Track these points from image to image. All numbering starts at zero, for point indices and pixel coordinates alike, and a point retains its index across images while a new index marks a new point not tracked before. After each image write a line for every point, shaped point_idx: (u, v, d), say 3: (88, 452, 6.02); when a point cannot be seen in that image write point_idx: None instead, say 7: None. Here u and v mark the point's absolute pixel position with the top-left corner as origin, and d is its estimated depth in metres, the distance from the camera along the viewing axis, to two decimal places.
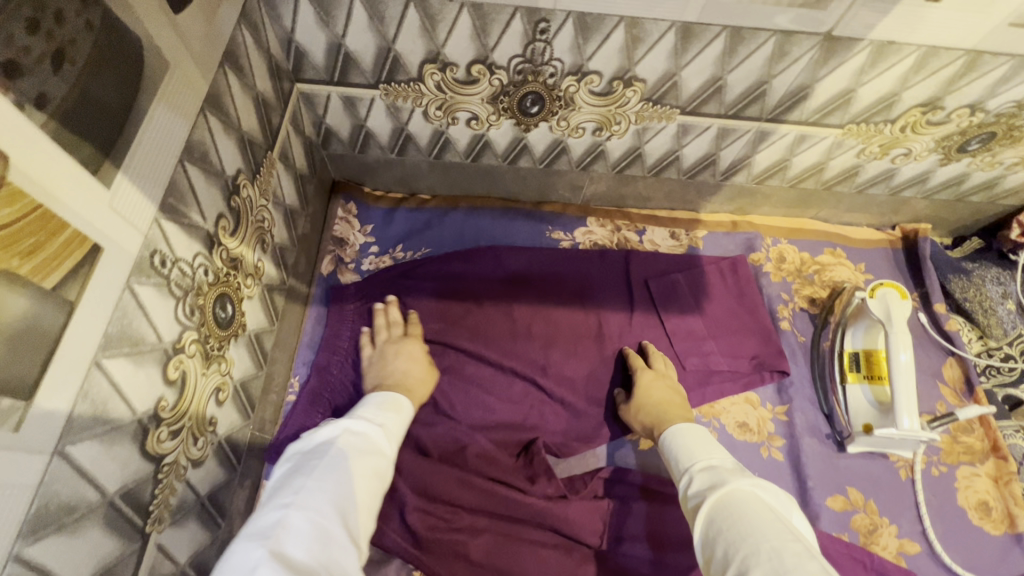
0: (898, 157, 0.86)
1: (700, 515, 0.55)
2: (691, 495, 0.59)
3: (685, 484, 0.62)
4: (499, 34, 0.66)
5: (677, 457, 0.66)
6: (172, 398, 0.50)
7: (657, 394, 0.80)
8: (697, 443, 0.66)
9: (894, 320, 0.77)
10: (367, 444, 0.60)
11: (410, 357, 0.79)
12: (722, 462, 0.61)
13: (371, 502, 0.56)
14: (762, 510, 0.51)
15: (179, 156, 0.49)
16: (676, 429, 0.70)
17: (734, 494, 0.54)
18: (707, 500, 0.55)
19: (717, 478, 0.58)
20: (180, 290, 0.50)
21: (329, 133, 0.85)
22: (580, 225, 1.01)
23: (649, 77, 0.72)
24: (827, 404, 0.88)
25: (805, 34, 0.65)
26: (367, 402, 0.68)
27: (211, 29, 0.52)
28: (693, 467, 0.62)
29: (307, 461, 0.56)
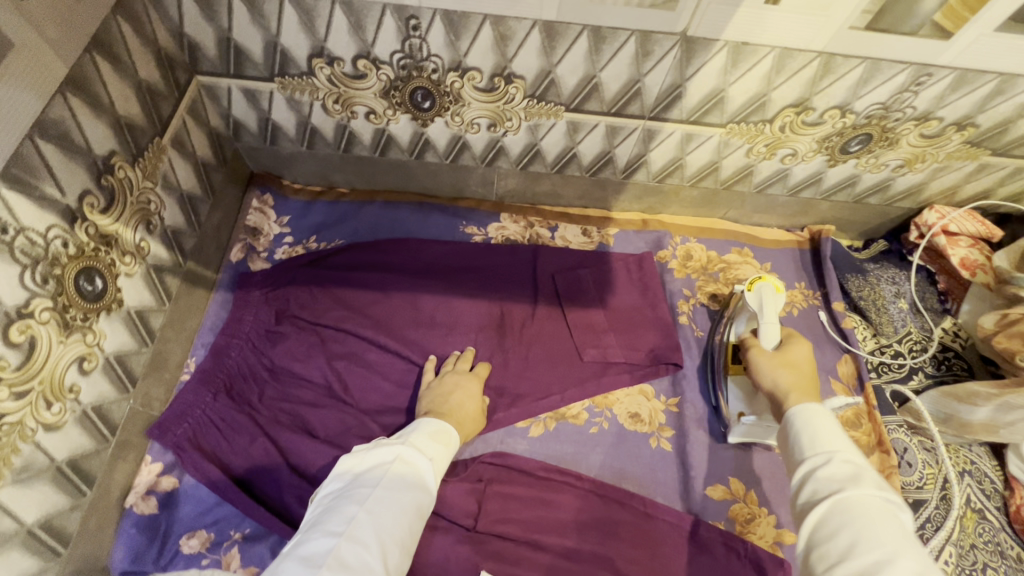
0: (786, 157, 0.89)
1: (831, 508, 0.51)
2: (820, 481, 0.53)
3: (814, 462, 0.55)
4: (375, 30, 0.70)
5: (809, 430, 0.58)
6: (15, 359, 0.53)
7: (801, 354, 0.69)
8: (836, 429, 0.58)
9: (765, 312, 0.76)
10: (413, 477, 0.64)
11: (468, 393, 0.82)
12: (866, 465, 0.54)
13: (409, 537, 0.60)
14: (913, 545, 0.47)
15: (27, 131, 0.52)
16: (814, 409, 0.60)
17: (881, 510, 0.50)
18: (842, 502, 0.50)
19: (863, 481, 0.52)
20: (28, 258, 0.53)
21: (239, 125, 0.88)
22: (493, 221, 1.04)
23: (527, 74, 0.75)
24: (715, 397, 0.90)
25: (661, 33, 0.68)
26: (417, 427, 0.71)
27: (76, 16, 0.56)
28: (835, 453, 0.55)
29: (358, 487, 0.61)
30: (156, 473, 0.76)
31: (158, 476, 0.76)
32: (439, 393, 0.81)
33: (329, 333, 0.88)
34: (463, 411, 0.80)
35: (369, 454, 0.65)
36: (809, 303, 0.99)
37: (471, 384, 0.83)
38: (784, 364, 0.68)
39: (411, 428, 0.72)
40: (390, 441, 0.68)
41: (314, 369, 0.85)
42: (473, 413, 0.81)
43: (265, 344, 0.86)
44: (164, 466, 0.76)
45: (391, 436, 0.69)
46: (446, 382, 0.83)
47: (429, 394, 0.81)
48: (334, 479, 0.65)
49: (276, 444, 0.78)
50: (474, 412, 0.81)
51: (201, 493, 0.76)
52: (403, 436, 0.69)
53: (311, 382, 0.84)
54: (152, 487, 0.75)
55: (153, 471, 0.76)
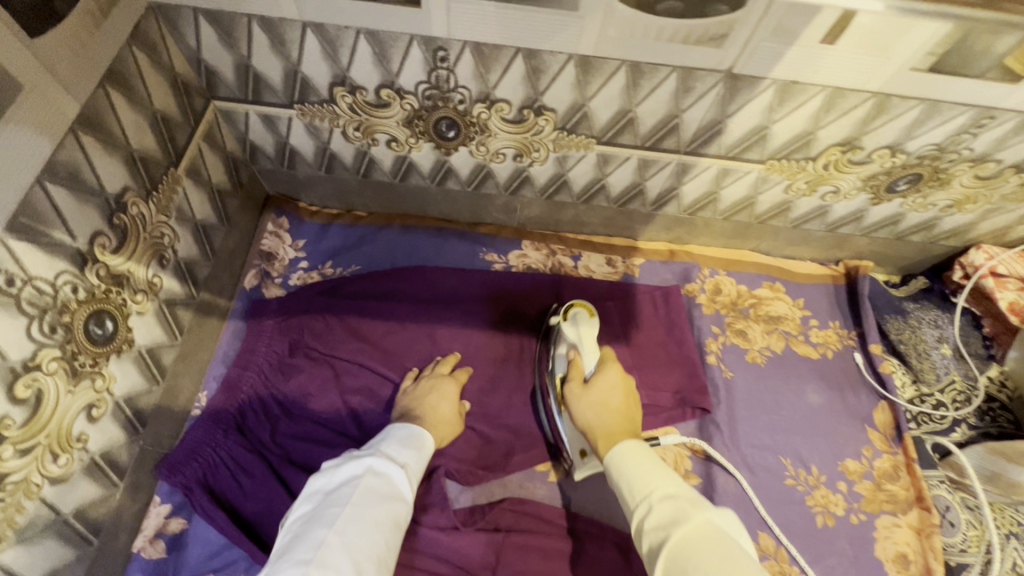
0: (828, 195, 0.84)
1: (666, 557, 0.49)
2: (649, 531, 0.52)
3: (641, 512, 0.55)
4: (400, 60, 0.66)
5: (626, 479, 0.58)
6: (21, 415, 0.51)
7: (610, 381, 0.71)
8: (652, 465, 0.58)
9: (583, 341, 0.78)
10: (386, 487, 0.64)
11: (442, 397, 0.80)
12: (682, 491, 0.55)
13: (386, 551, 0.59)
14: (734, 553, 0.47)
15: (36, 174, 0.49)
16: (625, 448, 0.61)
17: (702, 531, 0.49)
18: (672, 546, 0.49)
19: (679, 513, 0.52)
20: (35, 308, 0.51)
21: (255, 149, 0.85)
22: (514, 248, 1.00)
23: (559, 107, 0.71)
24: (550, 430, 0.83)
25: (704, 70, 0.64)
26: (388, 436, 0.71)
27: (86, 51, 0.52)
28: (653, 494, 0.55)
29: (329, 508, 0.60)
30: (165, 515, 0.73)
31: (167, 518, 0.73)
32: (413, 397, 0.80)
33: (343, 366, 0.85)
34: (435, 414, 0.78)
35: (339, 470, 0.65)
36: (845, 344, 0.94)
37: (448, 386, 0.81)
38: (595, 400, 0.70)
39: (380, 439, 0.71)
40: (358, 454, 0.67)
41: (328, 405, 0.82)
42: (446, 418, 0.79)
43: (278, 378, 0.83)
44: (172, 507, 0.74)
45: (360, 448, 0.69)
46: (422, 385, 0.81)
47: (406, 397, 0.80)
48: (304, 501, 0.64)
49: (288, 486, 0.75)
50: (449, 415, 0.79)
51: (210, 536, 0.73)
52: (373, 447, 0.69)
53: (324, 418, 0.81)
54: (160, 530, 0.72)
55: (161, 513, 0.73)
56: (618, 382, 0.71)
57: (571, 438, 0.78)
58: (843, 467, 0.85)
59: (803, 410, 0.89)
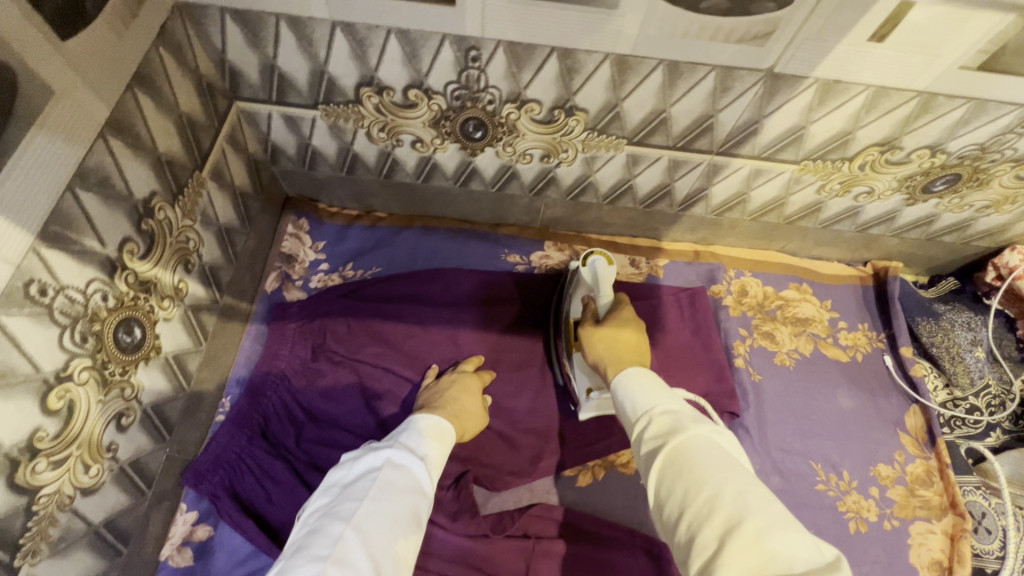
0: (861, 195, 0.82)
1: (664, 467, 0.46)
2: (646, 441, 0.49)
3: (639, 424, 0.50)
4: (430, 60, 0.65)
5: (629, 394, 0.54)
6: (54, 427, 0.49)
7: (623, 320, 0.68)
8: (655, 382, 0.53)
9: (600, 283, 0.76)
10: (406, 481, 0.60)
11: (466, 390, 0.78)
12: (683, 405, 0.50)
13: (406, 548, 0.56)
14: (739, 473, 0.43)
15: (68, 182, 0.48)
16: (631, 373, 0.56)
17: (702, 444, 0.45)
18: (671, 457, 0.45)
19: (681, 426, 0.47)
20: (66, 318, 0.49)
21: (277, 150, 0.84)
22: (536, 249, 0.98)
23: (591, 107, 0.70)
24: (563, 377, 0.84)
25: (745, 69, 0.62)
26: (408, 427, 0.68)
27: (114, 52, 0.51)
28: (652, 408, 0.50)
29: (346, 502, 0.57)
30: (191, 523, 0.72)
31: (193, 525, 0.72)
32: (436, 392, 0.77)
33: (367, 370, 0.84)
34: (461, 405, 0.75)
35: (358, 463, 0.62)
36: (874, 346, 0.93)
37: (471, 381, 0.79)
38: (607, 334, 0.66)
39: (400, 431, 0.68)
40: (377, 446, 0.64)
41: (352, 411, 0.81)
42: (473, 411, 0.76)
43: (302, 382, 0.82)
44: (199, 514, 0.73)
45: (380, 441, 0.65)
46: (443, 380, 0.79)
47: (428, 393, 0.77)
48: (320, 494, 0.60)
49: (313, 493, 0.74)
50: (475, 408, 0.76)
51: (237, 544, 0.72)
52: (393, 439, 0.65)
53: (348, 424, 0.80)
54: (187, 538, 0.72)
55: (187, 520, 0.72)
56: (630, 320, 0.68)
57: (583, 378, 0.77)
58: (875, 473, 0.83)
59: (834, 415, 0.87)
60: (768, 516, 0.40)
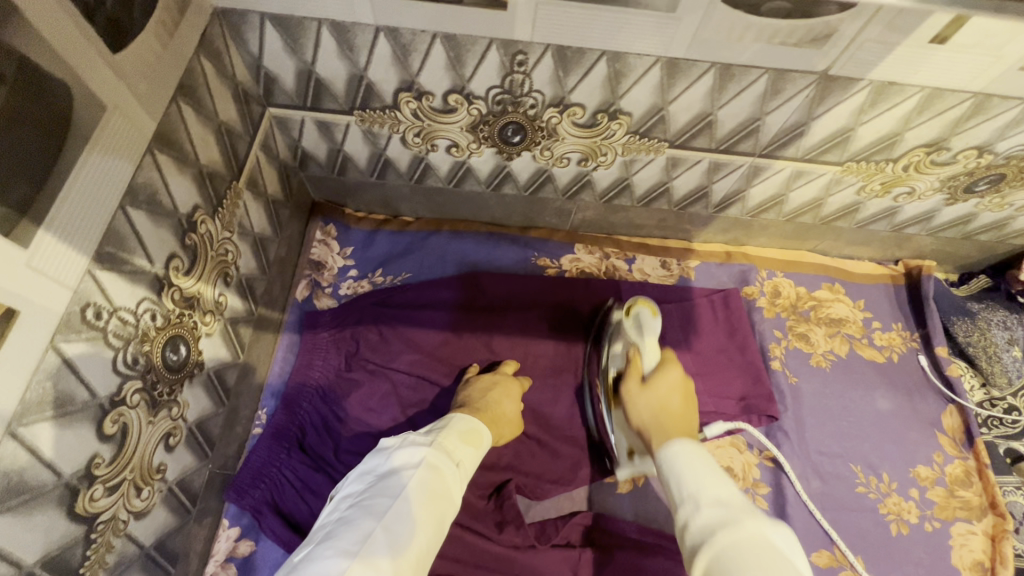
0: (901, 195, 0.81)
1: (712, 564, 0.43)
2: (693, 533, 0.47)
3: (686, 511, 0.49)
4: (475, 64, 0.63)
5: (675, 473, 0.52)
6: (109, 453, 0.48)
7: (669, 383, 0.65)
8: (704, 466, 0.51)
9: (645, 338, 0.74)
10: (439, 484, 0.57)
11: (508, 394, 0.75)
12: (734, 497, 0.48)
13: (426, 554, 0.53)
14: None
15: (120, 201, 0.46)
16: (678, 444, 0.54)
17: (749, 545, 0.43)
18: (720, 555, 0.43)
19: (734, 521, 0.45)
20: (119, 340, 0.48)
21: (307, 155, 0.82)
22: (566, 252, 0.97)
23: (635, 111, 0.68)
24: (597, 429, 0.80)
25: (799, 71, 0.61)
26: (445, 425, 0.64)
27: (160, 63, 0.49)
28: (701, 496, 0.48)
29: (378, 496, 0.54)
30: (234, 539, 0.72)
31: (236, 541, 0.72)
32: (478, 389, 0.75)
33: (402, 379, 0.81)
34: (500, 410, 0.73)
35: (394, 454, 0.59)
36: (909, 346, 0.92)
37: (511, 385, 0.77)
38: (653, 400, 0.64)
39: (439, 426, 0.65)
40: (416, 440, 0.60)
41: (389, 421, 0.79)
42: (510, 415, 0.74)
43: (337, 393, 0.80)
44: (241, 529, 0.73)
45: (417, 434, 0.62)
46: (484, 378, 0.77)
47: (469, 389, 0.75)
48: (355, 481, 0.59)
49: None
50: (512, 414, 0.74)
51: (280, 557, 0.72)
52: (430, 434, 0.62)
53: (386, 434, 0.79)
54: (230, 554, 0.71)
55: (230, 536, 0.72)
56: (679, 383, 0.65)
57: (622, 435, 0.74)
58: (915, 474, 0.83)
59: (872, 417, 0.87)
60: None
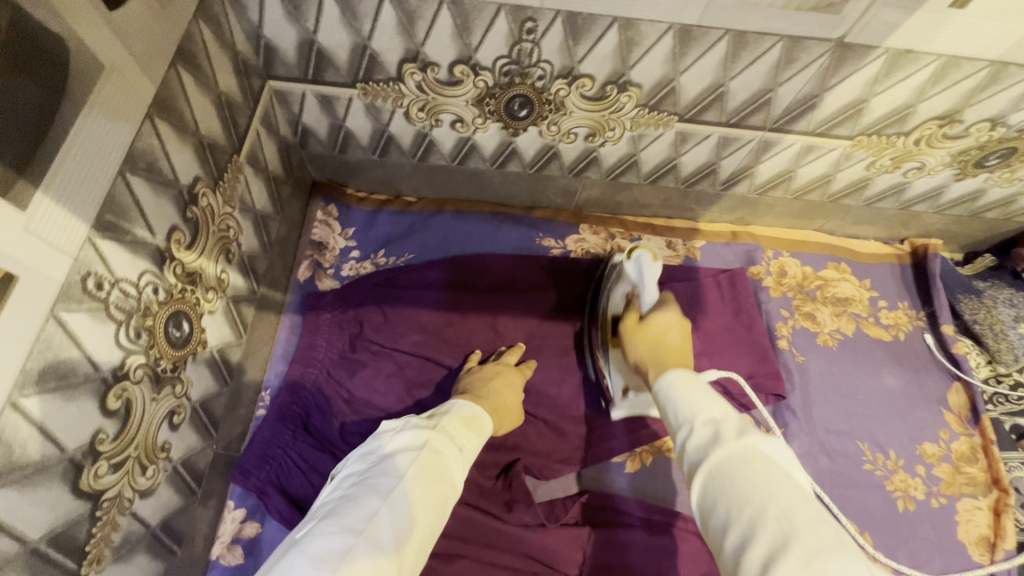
0: (911, 171, 0.81)
1: (707, 483, 0.41)
2: (688, 454, 0.44)
3: (681, 434, 0.46)
4: (482, 33, 0.61)
5: (671, 399, 0.49)
6: (113, 429, 0.47)
7: (667, 320, 0.64)
8: (697, 388, 0.48)
9: (646, 281, 0.71)
10: (443, 467, 0.55)
11: (509, 383, 0.74)
12: (730, 413, 0.45)
13: (427, 538, 0.51)
14: (792, 493, 0.37)
15: (120, 167, 0.44)
16: (674, 374, 0.52)
17: (746, 460, 0.40)
18: (715, 473, 0.41)
19: (727, 438, 0.42)
20: (122, 313, 0.46)
21: (307, 132, 0.80)
22: (572, 232, 0.95)
23: (645, 82, 0.67)
24: (595, 372, 0.81)
25: (815, 39, 0.59)
26: (449, 410, 0.62)
27: (159, 25, 0.47)
28: (695, 416, 0.45)
29: (382, 476, 0.52)
30: (239, 521, 0.71)
31: (242, 523, 0.71)
32: (479, 378, 0.73)
33: (406, 360, 0.80)
34: (502, 400, 0.71)
35: (398, 435, 0.56)
36: (915, 325, 0.92)
37: (512, 374, 0.75)
38: (650, 337, 0.64)
39: (439, 412, 0.63)
40: (418, 423, 0.58)
41: (395, 402, 0.78)
42: (512, 405, 0.73)
43: (342, 374, 0.79)
44: (247, 511, 0.72)
45: (420, 416, 0.60)
46: (487, 368, 0.75)
47: (469, 378, 0.74)
48: (356, 459, 0.57)
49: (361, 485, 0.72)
50: (514, 404, 0.72)
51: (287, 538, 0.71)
52: (434, 418, 0.60)
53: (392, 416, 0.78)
54: (236, 536, 0.70)
55: (235, 518, 0.71)
56: (675, 320, 0.64)
57: (618, 375, 0.76)
58: (921, 451, 0.83)
59: (879, 394, 0.87)
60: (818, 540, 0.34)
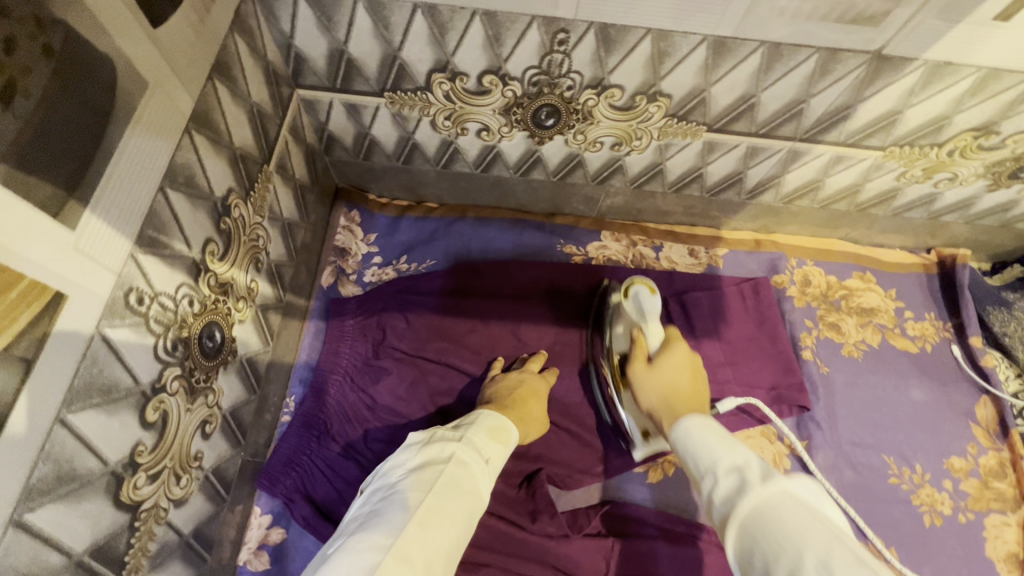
0: (942, 181, 0.79)
1: (738, 535, 0.40)
2: (716, 506, 0.44)
3: (706, 484, 0.46)
4: (513, 44, 0.61)
5: (691, 448, 0.50)
6: (151, 440, 0.47)
7: (676, 363, 0.67)
8: (715, 436, 0.49)
9: (648, 319, 0.74)
10: (469, 480, 0.54)
11: (534, 392, 0.73)
12: (752, 460, 0.45)
13: (455, 551, 0.51)
14: (821, 534, 0.36)
15: (159, 182, 0.44)
16: (692, 420, 0.53)
17: (772, 507, 0.39)
18: (744, 524, 0.40)
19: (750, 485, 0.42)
20: (160, 326, 0.47)
21: (332, 139, 0.80)
22: (593, 239, 0.95)
23: (676, 93, 0.66)
24: (611, 416, 0.78)
25: (852, 51, 0.58)
26: (473, 420, 0.62)
27: (198, 39, 0.47)
28: (717, 465, 0.46)
29: (409, 490, 0.52)
30: (266, 526, 0.73)
31: (268, 528, 0.73)
32: (504, 386, 0.73)
33: (428, 367, 0.79)
34: (528, 408, 0.71)
35: (423, 449, 0.56)
36: (942, 336, 0.91)
37: (538, 384, 0.75)
38: (661, 379, 0.65)
39: (465, 422, 0.62)
40: (444, 436, 0.58)
41: (416, 409, 0.77)
42: (536, 414, 0.72)
43: (364, 381, 0.79)
44: (273, 517, 0.73)
45: (445, 428, 0.59)
46: (510, 376, 0.75)
47: (494, 386, 0.73)
48: (384, 473, 0.56)
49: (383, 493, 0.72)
50: (538, 413, 0.72)
51: (312, 546, 0.72)
52: (459, 429, 0.59)
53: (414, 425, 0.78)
54: (263, 542, 0.72)
55: (262, 524, 0.73)
56: (685, 362, 0.67)
57: (634, 418, 0.73)
58: (948, 465, 0.82)
59: (906, 408, 0.86)
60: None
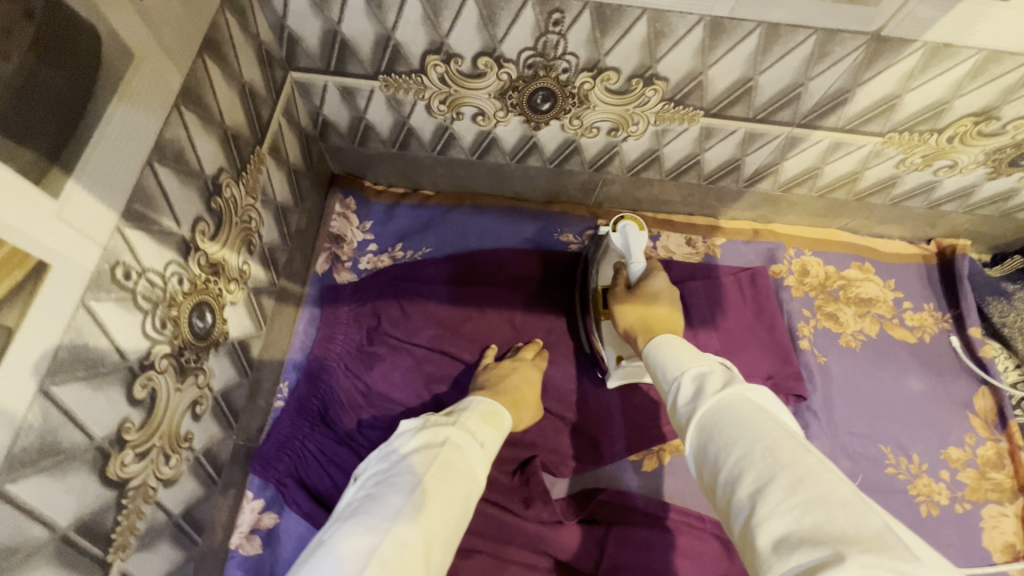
0: (942, 169, 0.79)
1: (697, 432, 0.41)
2: (679, 411, 0.45)
3: (671, 391, 0.47)
4: (508, 24, 0.61)
5: (663, 364, 0.51)
6: (139, 417, 0.47)
7: (656, 291, 0.70)
8: (686, 352, 0.51)
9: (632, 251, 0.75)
10: (465, 465, 0.53)
11: (527, 379, 0.73)
12: (716, 367, 0.46)
13: (453, 536, 0.49)
14: (772, 425, 0.37)
15: (147, 156, 0.44)
16: (667, 341, 0.55)
17: (728, 404, 0.41)
18: (702, 421, 0.41)
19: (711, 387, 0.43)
20: (148, 302, 0.46)
21: (327, 124, 0.80)
22: (590, 227, 0.94)
23: (672, 76, 0.65)
24: (588, 344, 0.79)
25: (850, 32, 0.58)
26: (467, 407, 0.61)
27: (187, 14, 0.47)
28: (683, 373, 0.47)
29: (406, 472, 0.51)
30: (258, 511, 0.72)
31: (260, 513, 0.72)
32: (497, 373, 0.73)
33: (423, 354, 0.79)
34: (520, 395, 0.70)
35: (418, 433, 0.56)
36: (940, 327, 0.90)
37: (530, 371, 0.75)
38: (642, 307, 0.68)
39: (458, 409, 0.62)
40: (438, 421, 0.57)
41: (410, 395, 0.77)
42: (529, 401, 0.72)
43: (359, 367, 0.79)
44: (265, 502, 0.73)
45: (438, 414, 0.59)
46: (503, 364, 0.74)
47: (487, 374, 0.73)
48: (379, 458, 0.56)
49: None
50: (531, 400, 0.72)
51: (304, 531, 0.71)
52: (452, 415, 0.59)
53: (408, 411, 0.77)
54: (254, 526, 0.71)
55: (254, 509, 0.72)
56: (664, 290, 0.70)
57: (612, 347, 0.74)
58: (946, 455, 0.82)
59: (903, 398, 0.85)
60: (799, 463, 0.34)
